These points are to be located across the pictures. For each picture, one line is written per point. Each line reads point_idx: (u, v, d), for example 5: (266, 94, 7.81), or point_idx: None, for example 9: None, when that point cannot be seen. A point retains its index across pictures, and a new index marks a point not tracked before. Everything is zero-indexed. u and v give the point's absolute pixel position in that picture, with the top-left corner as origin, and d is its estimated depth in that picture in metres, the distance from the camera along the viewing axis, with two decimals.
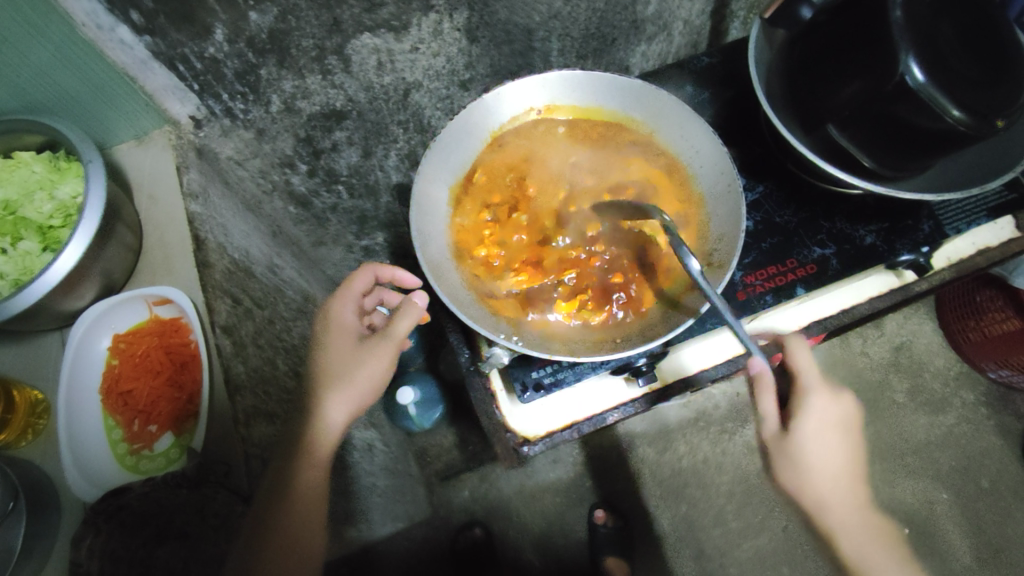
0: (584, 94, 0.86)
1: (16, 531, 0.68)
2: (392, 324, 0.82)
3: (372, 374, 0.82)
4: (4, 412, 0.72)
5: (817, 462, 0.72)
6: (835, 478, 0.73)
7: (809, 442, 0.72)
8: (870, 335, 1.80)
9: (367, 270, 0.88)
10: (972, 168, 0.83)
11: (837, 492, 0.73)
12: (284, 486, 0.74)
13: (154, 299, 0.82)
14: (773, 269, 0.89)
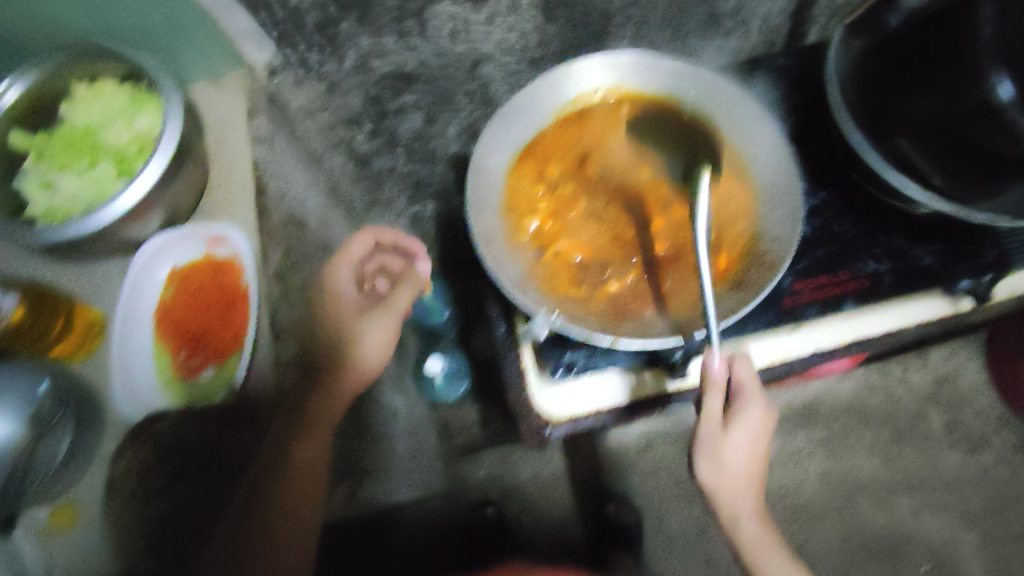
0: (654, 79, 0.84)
1: (57, 443, 0.71)
2: (394, 295, 0.98)
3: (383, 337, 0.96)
4: (60, 326, 0.76)
5: (732, 453, 0.80)
6: (740, 466, 0.81)
7: (731, 444, 0.79)
8: (913, 364, 1.73)
9: (367, 236, 0.98)
10: None
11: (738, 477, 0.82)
12: (281, 468, 0.83)
13: (214, 237, 0.84)
14: (825, 279, 0.87)
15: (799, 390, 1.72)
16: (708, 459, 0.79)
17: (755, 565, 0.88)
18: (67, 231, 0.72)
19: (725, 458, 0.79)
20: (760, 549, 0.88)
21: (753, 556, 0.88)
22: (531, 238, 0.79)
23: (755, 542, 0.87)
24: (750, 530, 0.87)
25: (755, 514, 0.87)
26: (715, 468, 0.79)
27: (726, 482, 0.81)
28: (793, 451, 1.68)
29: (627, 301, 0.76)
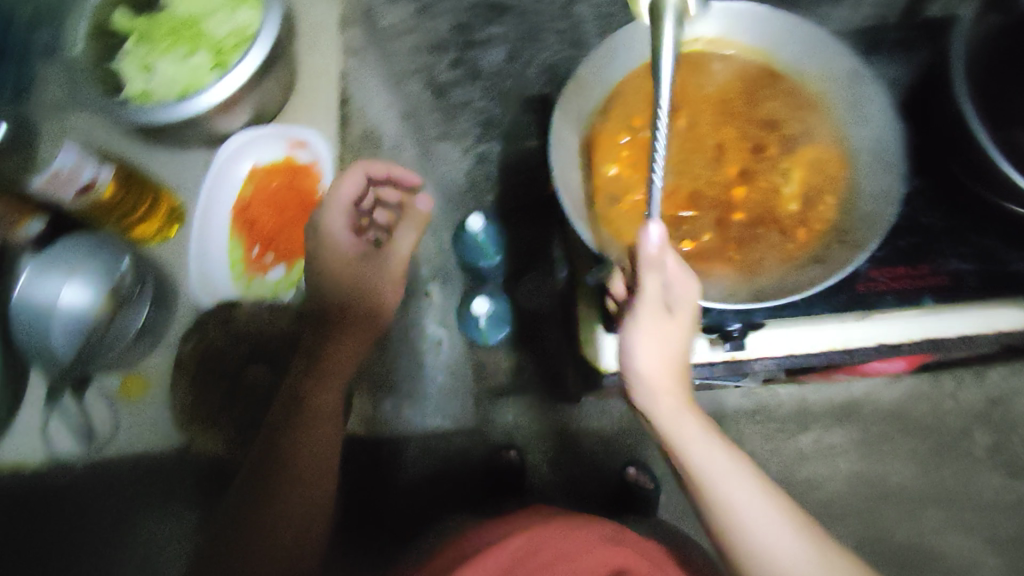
0: (758, 35, 0.76)
1: (134, 317, 0.78)
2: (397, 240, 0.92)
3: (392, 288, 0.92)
4: (145, 208, 0.80)
5: (668, 346, 0.73)
6: (678, 367, 0.75)
7: (642, 347, 0.72)
8: (967, 380, 1.66)
9: (355, 172, 0.83)
10: None
11: (672, 380, 0.75)
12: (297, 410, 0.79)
13: (296, 142, 0.86)
14: (904, 273, 0.81)
15: (841, 387, 1.68)
16: (643, 350, 0.72)
17: (716, 510, 0.72)
18: (158, 116, 0.74)
19: (664, 350, 0.73)
20: (727, 490, 0.72)
21: (709, 496, 0.73)
22: (608, 185, 0.77)
23: (716, 477, 0.73)
24: (703, 454, 0.74)
25: (708, 439, 0.76)
26: (651, 360, 0.73)
27: (662, 381, 0.75)
28: (825, 447, 1.65)
29: (696, 261, 0.74)
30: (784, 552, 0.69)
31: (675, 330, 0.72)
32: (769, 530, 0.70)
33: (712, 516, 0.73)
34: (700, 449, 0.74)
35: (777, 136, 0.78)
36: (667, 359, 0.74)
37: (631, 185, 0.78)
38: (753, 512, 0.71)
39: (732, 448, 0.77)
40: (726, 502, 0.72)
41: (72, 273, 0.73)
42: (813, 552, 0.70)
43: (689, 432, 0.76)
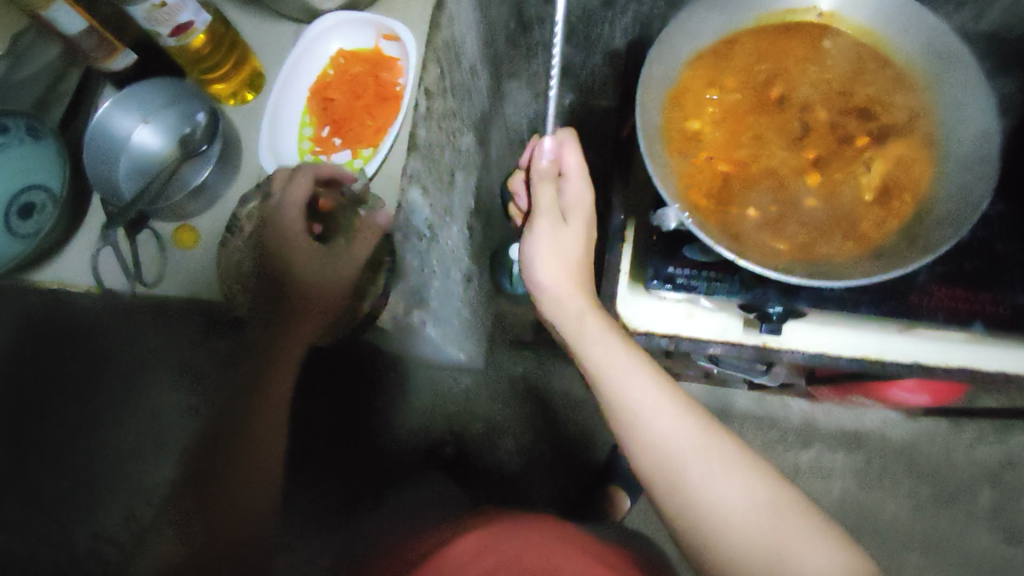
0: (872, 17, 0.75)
1: (198, 171, 0.79)
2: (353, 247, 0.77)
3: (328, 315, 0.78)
4: (224, 64, 0.80)
5: (567, 252, 0.86)
6: (578, 275, 0.86)
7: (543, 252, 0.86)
8: (985, 436, 1.63)
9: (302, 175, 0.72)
10: None
11: (576, 287, 0.85)
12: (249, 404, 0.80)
13: (385, 32, 0.82)
14: (966, 293, 0.78)
15: (855, 414, 1.66)
16: (543, 257, 0.86)
17: (623, 410, 0.77)
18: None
19: (562, 257, 0.86)
20: (627, 392, 0.77)
21: (613, 397, 0.78)
22: (686, 139, 0.75)
23: (618, 382, 0.78)
24: (607, 359, 0.79)
25: (614, 344, 0.80)
26: (551, 267, 0.86)
27: (565, 288, 0.85)
28: (824, 468, 1.65)
29: (759, 232, 0.71)
30: (682, 451, 0.73)
31: (571, 235, 0.87)
32: (669, 426, 0.75)
33: (620, 418, 0.78)
34: (599, 351, 0.79)
35: (865, 128, 0.75)
36: (568, 271, 0.86)
37: (710, 142, 0.75)
38: (648, 408, 0.76)
39: (644, 356, 0.81)
40: (626, 403, 0.77)
41: (147, 115, 0.81)
42: (711, 452, 0.73)
43: (593, 333, 0.81)
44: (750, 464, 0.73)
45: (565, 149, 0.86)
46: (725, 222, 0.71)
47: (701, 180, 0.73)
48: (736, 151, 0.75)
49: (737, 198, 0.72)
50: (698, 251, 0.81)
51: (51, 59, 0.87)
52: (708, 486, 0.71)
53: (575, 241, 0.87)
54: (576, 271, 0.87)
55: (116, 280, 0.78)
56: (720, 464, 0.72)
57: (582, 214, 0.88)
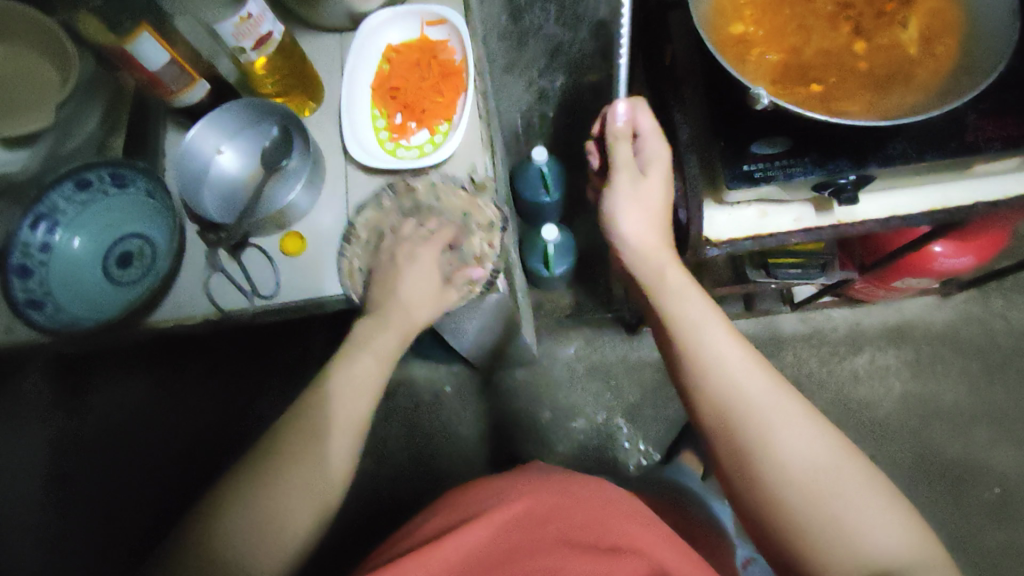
0: None
1: (287, 188, 0.80)
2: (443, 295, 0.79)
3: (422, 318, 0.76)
4: (287, 81, 0.84)
5: (647, 204, 0.88)
6: (659, 226, 0.88)
7: (624, 205, 0.88)
8: (1015, 300, 1.73)
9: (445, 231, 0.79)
10: None
11: (658, 243, 0.87)
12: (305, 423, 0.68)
13: (430, 17, 0.87)
14: (1017, 118, 0.83)
15: (895, 311, 1.74)
16: (625, 209, 0.88)
17: (695, 353, 0.75)
18: None
19: (641, 209, 0.88)
20: (705, 337, 0.76)
21: (688, 341, 0.76)
22: (737, 42, 0.82)
23: (699, 328, 0.76)
24: (686, 306, 0.80)
25: (698, 300, 0.80)
26: (633, 218, 0.88)
27: (646, 239, 0.87)
28: (880, 367, 1.71)
29: (828, 102, 0.78)
30: (764, 399, 0.70)
31: (649, 186, 0.89)
32: (752, 376, 0.71)
33: (693, 362, 0.75)
34: (674, 298, 0.81)
35: None
36: (643, 224, 0.88)
37: (757, 39, 0.82)
38: (729, 357, 0.73)
39: (725, 315, 0.79)
40: (705, 348, 0.75)
41: (224, 142, 0.84)
42: (775, 407, 0.69)
43: (674, 281, 0.83)
44: (808, 418, 0.69)
45: (637, 110, 0.89)
46: (794, 101, 0.79)
47: (760, 73, 0.81)
48: (781, 41, 0.82)
49: (796, 80, 0.80)
50: (764, 145, 0.85)
51: (94, 129, 0.89)
52: (792, 436, 0.67)
53: (658, 192, 0.89)
54: (657, 226, 0.88)
55: (232, 303, 0.81)
56: (806, 419, 0.69)
57: (661, 164, 0.89)
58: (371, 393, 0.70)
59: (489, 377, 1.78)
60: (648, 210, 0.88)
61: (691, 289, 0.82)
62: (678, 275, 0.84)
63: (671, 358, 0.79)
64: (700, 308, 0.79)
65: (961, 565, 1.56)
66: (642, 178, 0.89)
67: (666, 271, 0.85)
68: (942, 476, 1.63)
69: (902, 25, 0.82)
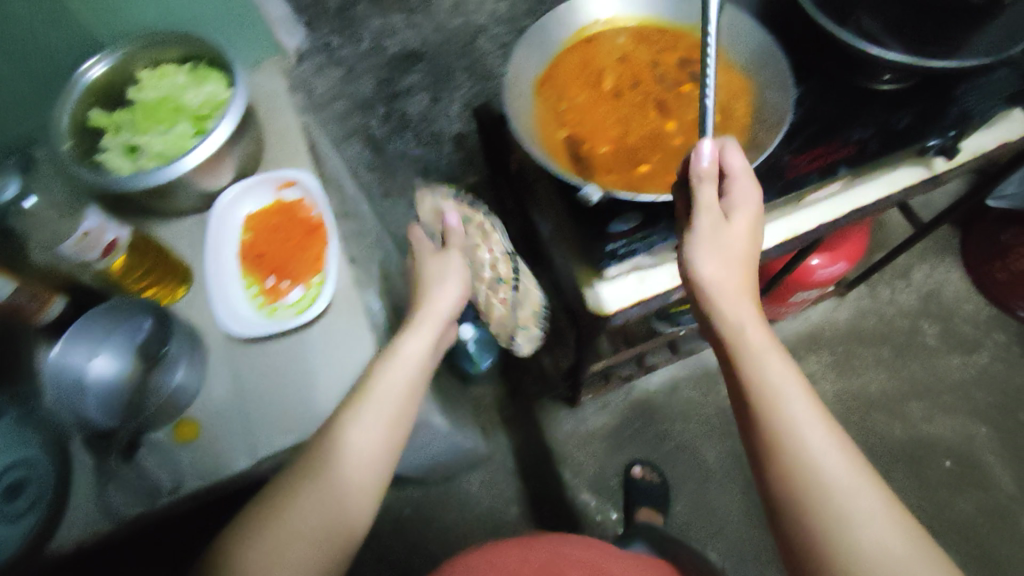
0: (641, 8, 1.00)
1: (172, 373, 0.81)
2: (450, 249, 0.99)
3: (443, 310, 0.92)
4: (156, 270, 0.85)
5: (734, 253, 0.79)
6: (742, 273, 0.79)
7: (706, 250, 0.78)
8: (898, 284, 1.88)
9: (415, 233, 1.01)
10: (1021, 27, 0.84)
11: (743, 295, 0.80)
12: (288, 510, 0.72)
13: (281, 181, 0.91)
14: (821, 152, 0.95)
15: (802, 320, 1.85)
16: (706, 254, 0.78)
17: (771, 415, 0.74)
18: (143, 181, 0.81)
19: (727, 258, 0.79)
20: (787, 407, 0.73)
21: (766, 402, 0.74)
22: (565, 143, 0.91)
23: (776, 390, 0.74)
24: (774, 369, 0.75)
25: (780, 363, 0.76)
26: (716, 263, 0.78)
27: (729, 288, 0.79)
28: (807, 376, 1.79)
29: (658, 176, 0.86)
30: (842, 484, 0.69)
31: (735, 231, 0.79)
32: (829, 455, 0.71)
33: (769, 425, 0.74)
34: (762, 360, 0.76)
35: (681, 73, 0.95)
36: (727, 268, 0.79)
37: (582, 135, 0.91)
38: (814, 440, 0.72)
39: (807, 383, 0.76)
40: (783, 417, 0.73)
41: (96, 347, 0.77)
42: (862, 492, 0.69)
43: (755, 338, 0.77)
44: (892, 507, 0.69)
45: (728, 149, 0.79)
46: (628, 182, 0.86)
47: (591, 164, 0.89)
48: (603, 133, 0.92)
49: (624, 162, 0.88)
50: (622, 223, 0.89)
51: None
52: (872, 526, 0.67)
53: (743, 239, 0.79)
54: (741, 270, 0.80)
55: (291, 438, 0.80)
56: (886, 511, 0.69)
57: (750, 209, 0.79)
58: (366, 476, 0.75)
59: (445, 489, 1.72)
60: (733, 256, 0.79)
61: (773, 348, 0.78)
62: (762, 333, 0.78)
63: (740, 403, 0.78)
64: (783, 372, 0.75)
65: (945, 547, 1.58)
66: (733, 221, 0.79)
67: (751, 326, 0.78)
68: (896, 463, 1.68)
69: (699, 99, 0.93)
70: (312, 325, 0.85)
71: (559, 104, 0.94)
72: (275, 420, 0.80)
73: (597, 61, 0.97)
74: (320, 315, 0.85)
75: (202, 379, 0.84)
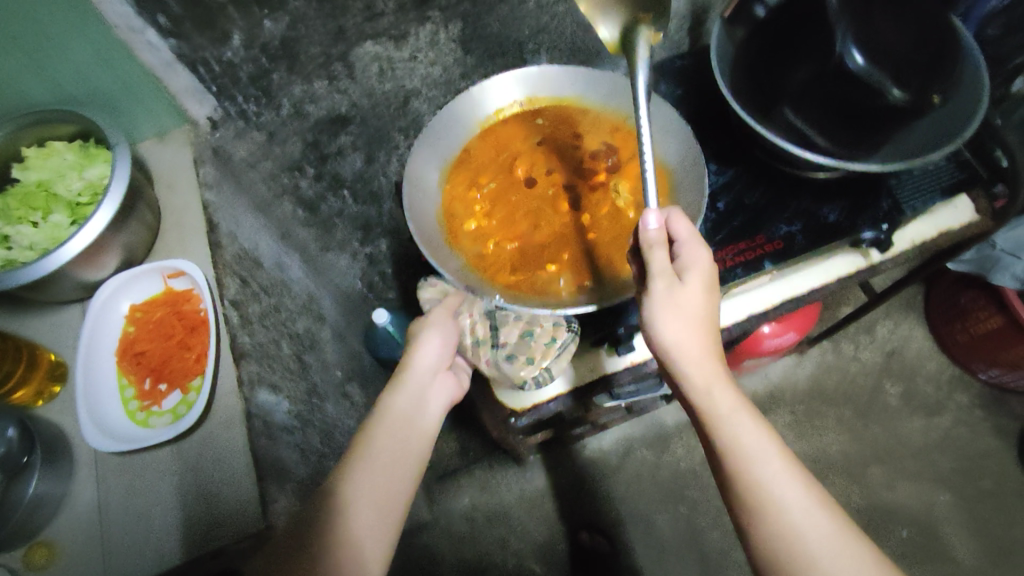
0: (563, 88, 1.02)
1: (27, 485, 0.75)
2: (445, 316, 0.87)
3: (427, 364, 0.82)
4: (24, 371, 0.79)
5: (693, 315, 0.69)
6: (708, 337, 0.69)
7: (665, 319, 0.68)
8: (861, 341, 1.84)
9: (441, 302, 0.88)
10: (931, 137, 0.82)
11: (712, 359, 0.70)
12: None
13: (169, 272, 0.87)
14: (742, 245, 0.94)
15: (762, 377, 1.81)
16: (666, 322, 0.68)
17: (756, 497, 0.64)
18: (19, 278, 0.75)
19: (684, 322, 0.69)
20: (773, 487, 0.64)
21: (747, 481, 0.65)
22: (471, 233, 0.95)
23: (761, 466, 0.65)
24: (754, 444, 0.66)
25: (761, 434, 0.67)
26: (679, 331, 0.68)
27: (695, 354, 0.69)
28: None
29: (556, 273, 0.90)
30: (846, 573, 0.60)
31: (694, 297, 0.69)
32: (827, 541, 0.62)
33: (757, 510, 0.64)
34: (737, 431, 0.67)
35: (593, 162, 1.00)
36: (691, 332, 0.69)
37: (489, 224, 0.96)
38: (809, 525, 0.62)
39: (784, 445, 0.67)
40: (772, 498, 0.64)
41: None
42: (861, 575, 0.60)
43: (727, 410, 0.68)
44: None
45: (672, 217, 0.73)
46: (525, 277, 0.91)
47: (493, 256, 0.93)
48: (509, 224, 0.96)
49: (524, 256, 0.93)
50: None
51: None
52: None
53: (700, 300, 0.69)
54: (706, 335, 0.70)
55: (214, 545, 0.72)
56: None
57: (706, 274, 0.70)
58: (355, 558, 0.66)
59: None
60: (697, 318, 0.69)
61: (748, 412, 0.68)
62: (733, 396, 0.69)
63: (722, 482, 0.68)
64: (758, 438, 0.67)
65: None
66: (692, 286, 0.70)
67: (721, 389, 0.69)
68: None
69: (605, 190, 0.98)
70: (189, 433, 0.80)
71: (471, 190, 0.99)
72: (143, 538, 0.75)
73: (514, 145, 1.03)
74: (197, 423, 0.79)
75: (68, 482, 0.79)
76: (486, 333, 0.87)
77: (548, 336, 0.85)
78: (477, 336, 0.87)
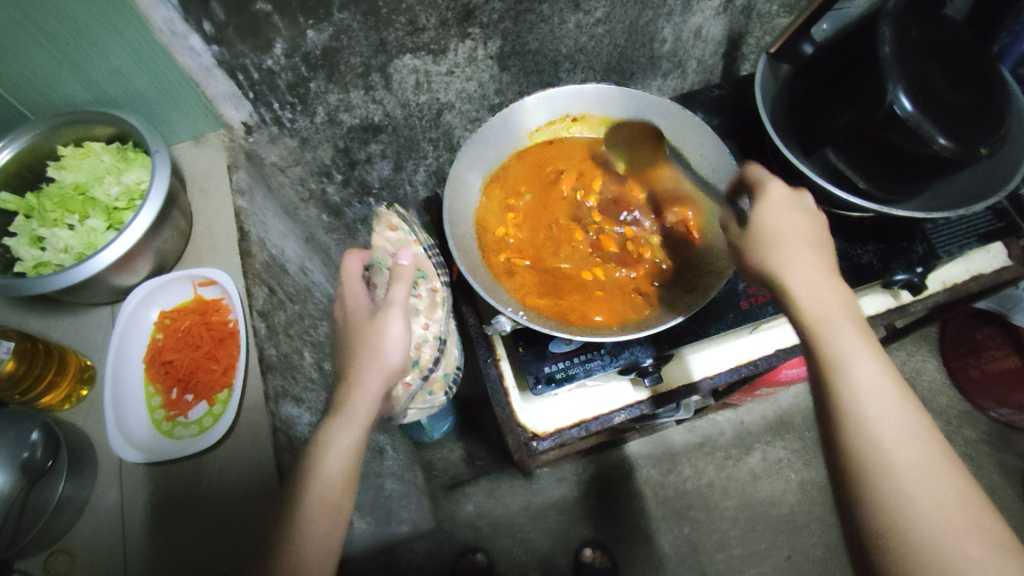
0: (615, 109, 0.99)
1: (51, 491, 0.74)
2: (393, 313, 0.75)
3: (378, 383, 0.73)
4: (55, 374, 0.79)
5: (795, 235, 0.73)
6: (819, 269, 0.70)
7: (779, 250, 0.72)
8: None
9: (397, 311, 0.75)
10: (959, 193, 0.88)
11: (836, 294, 0.68)
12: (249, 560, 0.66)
13: (199, 280, 0.87)
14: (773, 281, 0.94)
15: (772, 402, 1.80)
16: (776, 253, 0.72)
17: (841, 392, 0.63)
18: (53, 283, 0.74)
19: (783, 242, 0.72)
20: (881, 431, 0.60)
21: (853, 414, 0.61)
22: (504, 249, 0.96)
23: (853, 369, 0.63)
24: (862, 373, 0.63)
25: (867, 348, 0.64)
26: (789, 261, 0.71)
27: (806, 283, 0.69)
28: (773, 463, 1.73)
29: (586, 300, 0.91)
30: (932, 503, 0.56)
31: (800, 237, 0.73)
32: (913, 455, 0.59)
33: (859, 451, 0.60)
34: (850, 359, 0.63)
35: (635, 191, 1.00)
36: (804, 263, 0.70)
37: (522, 240, 0.97)
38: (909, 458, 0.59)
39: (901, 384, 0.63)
40: (870, 423, 0.60)
41: None
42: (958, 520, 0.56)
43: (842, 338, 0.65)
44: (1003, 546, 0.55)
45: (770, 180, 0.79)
46: (555, 300, 0.91)
47: (523, 275, 0.94)
48: (542, 244, 0.97)
49: (554, 279, 0.93)
50: (562, 343, 0.91)
51: None
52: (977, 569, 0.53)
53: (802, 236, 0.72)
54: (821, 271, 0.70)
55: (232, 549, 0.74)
56: (972, 517, 0.56)
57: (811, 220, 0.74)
58: (344, 486, 0.70)
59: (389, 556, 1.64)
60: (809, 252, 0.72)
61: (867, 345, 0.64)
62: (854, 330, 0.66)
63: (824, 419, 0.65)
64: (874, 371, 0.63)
65: None
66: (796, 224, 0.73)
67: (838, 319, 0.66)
68: None
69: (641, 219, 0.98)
70: (214, 447, 0.80)
71: (509, 204, 0.99)
72: (161, 549, 0.75)
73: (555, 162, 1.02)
74: (222, 438, 0.79)
75: (90, 488, 0.78)
76: (426, 358, 0.91)
77: (430, 387, 0.95)
78: (417, 356, 0.90)
